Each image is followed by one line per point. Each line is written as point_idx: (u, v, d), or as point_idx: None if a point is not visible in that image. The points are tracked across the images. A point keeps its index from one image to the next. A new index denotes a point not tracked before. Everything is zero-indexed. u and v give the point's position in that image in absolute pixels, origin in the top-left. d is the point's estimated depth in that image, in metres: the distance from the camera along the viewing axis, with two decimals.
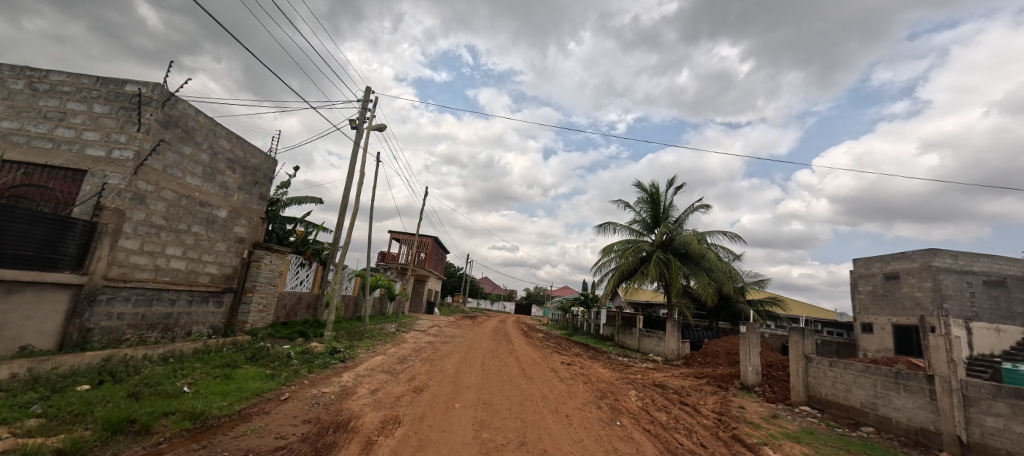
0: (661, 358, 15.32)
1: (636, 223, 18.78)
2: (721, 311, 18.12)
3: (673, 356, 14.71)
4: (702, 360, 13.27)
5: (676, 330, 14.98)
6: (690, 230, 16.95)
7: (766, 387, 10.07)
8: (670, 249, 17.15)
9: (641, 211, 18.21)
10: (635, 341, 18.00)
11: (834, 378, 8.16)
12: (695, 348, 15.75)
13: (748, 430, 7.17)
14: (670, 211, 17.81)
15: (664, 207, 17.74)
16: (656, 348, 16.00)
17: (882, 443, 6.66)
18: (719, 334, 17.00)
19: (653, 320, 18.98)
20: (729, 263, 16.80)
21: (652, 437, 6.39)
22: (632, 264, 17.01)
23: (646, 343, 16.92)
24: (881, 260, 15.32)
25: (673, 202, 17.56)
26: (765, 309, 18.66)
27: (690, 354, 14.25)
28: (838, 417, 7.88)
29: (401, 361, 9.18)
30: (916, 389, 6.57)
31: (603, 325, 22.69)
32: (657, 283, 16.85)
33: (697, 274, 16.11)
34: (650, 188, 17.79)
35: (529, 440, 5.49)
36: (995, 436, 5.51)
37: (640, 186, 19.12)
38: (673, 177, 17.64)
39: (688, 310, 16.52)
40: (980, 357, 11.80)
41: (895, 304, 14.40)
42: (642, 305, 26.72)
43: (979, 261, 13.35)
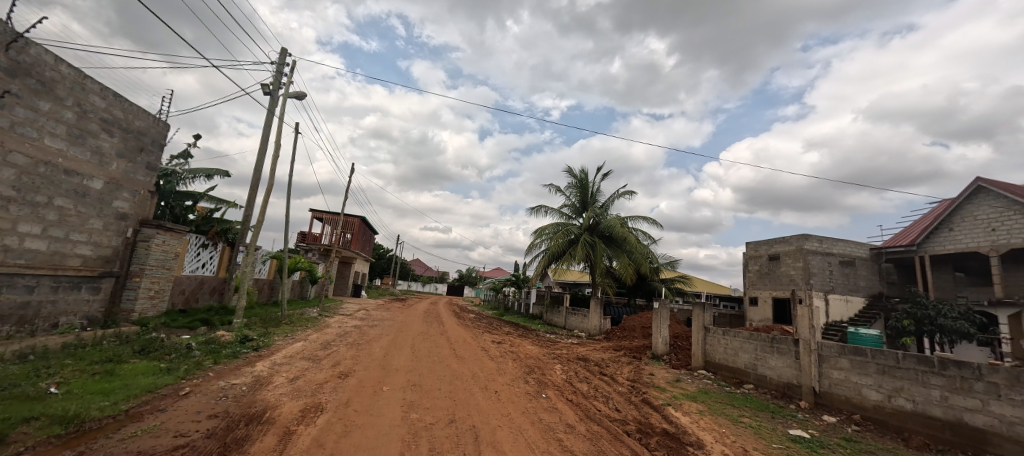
0: (585, 333, 16.48)
1: (565, 207, 19.61)
2: (639, 289, 19.77)
3: (595, 331, 15.88)
4: (621, 334, 14.54)
5: (599, 307, 16.13)
6: (614, 215, 18.12)
7: (672, 355, 11.32)
8: (596, 231, 18.23)
9: (571, 196, 19.03)
10: (562, 318, 19.09)
11: (726, 344, 9.42)
12: (615, 323, 17.10)
13: (656, 393, 8.05)
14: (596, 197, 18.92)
15: (592, 192, 18.71)
16: (580, 325, 17.15)
17: (758, 397, 7.94)
18: (636, 309, 18.62)
19: (578, 298, 20.24)
20: (647, 246, 18.29)
21: (574, 406, 6.90)
22: (561, 246, 17.91)
23: (572, 320, 18.06)
24: (767, 243, 17.71)
25: (600, 187, 18.58)
26: (675, 285, 20.69)
27: (610, 329, 15.53)
28: (728, 378, 9.18)
29: (324, 347, 8.70)
30: (786, 350, 7.85)
31: (533, 304, 23.65)
32: (584, 264, 17.93)
33: (619, 255, 17.34)
34: (580, 174, 18.62)
35: (459, 417, 5.60)
36: (838, 385, 6.84)
37: (570, 171, 19.93)
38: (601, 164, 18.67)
39: (610, 288, 17.80)
40: (831, 324, 14.41)
41: (775, 280, 16.89)
42: (569, 284, 28.24)
43: (837, 245, 15.97)
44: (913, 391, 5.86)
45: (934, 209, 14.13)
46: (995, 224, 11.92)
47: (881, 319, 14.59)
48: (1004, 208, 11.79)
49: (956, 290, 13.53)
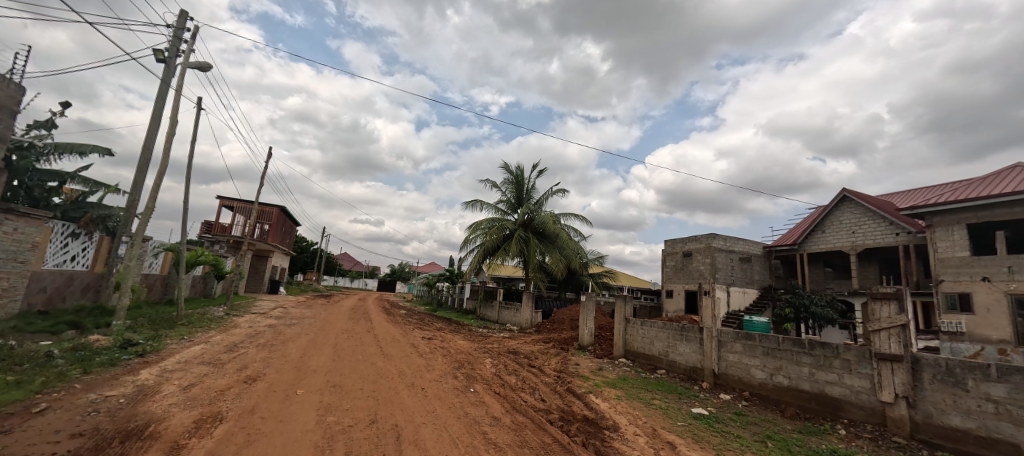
0: (516, 326, 16.84)
1: (501, 202, 19.83)
2: (569, 283, 20.65)
3: (526, 324, 16.33)
4: (551, 327, 15.13)
5: (531, 301, 16.56)
6: (547, 212, 18.71)
7: (596, 345, 12.01)
8: (530, 227, 18.70)
9: (506, 192, 19.29)
10: (495, 313, 19.34)
11: (643, 334, 10.21)
12: (546, 316, 17.69)
13: (579, 382, 8.49)
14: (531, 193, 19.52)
15: (526, 188, 19.14)
16: (512, 319, 17.52)
17: (669, 380, 8.74)
18: (566, 303, 19.46)
19: (512, 293, 20.63)
20: (577, 242, 19.12)
21: (501, 398, 7.01)
22: (496, 241, 18.11)
23: (504, 314, 18.40)
24: (682, 241, 19.47)
25: (534, 185, 19.06)
26: (602, 280, 21.90)
27: (540, 322, 16.10)
28: (644, 364, 9.98)
29: (230, 349, 7.85)
30: (692, 337, 8.72)
31: (466, 299, 23.59)
32: (518, 259, 18.28)
33: (550, 250, 17.93)
34: (515, 171, 18.94)
35: (380, 417, 5.40)
36: (733, 366, 7.77)
37: (506, 167, 20.20)
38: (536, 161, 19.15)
39: (542, 283, 18.35)
40: (731, 313, 16.34)
41: (688, 275, 18.66)
42: (503, 279, 28.56)
43: (738, 243, 18.04)
44: (789, 369, 6.83)
45: (812, 214, 16.57)
46: (855, 227, 14.30)
47: (770, 308, 16.85)
48: (861, 214, 14.18)
49: (825, 282, 16.05)
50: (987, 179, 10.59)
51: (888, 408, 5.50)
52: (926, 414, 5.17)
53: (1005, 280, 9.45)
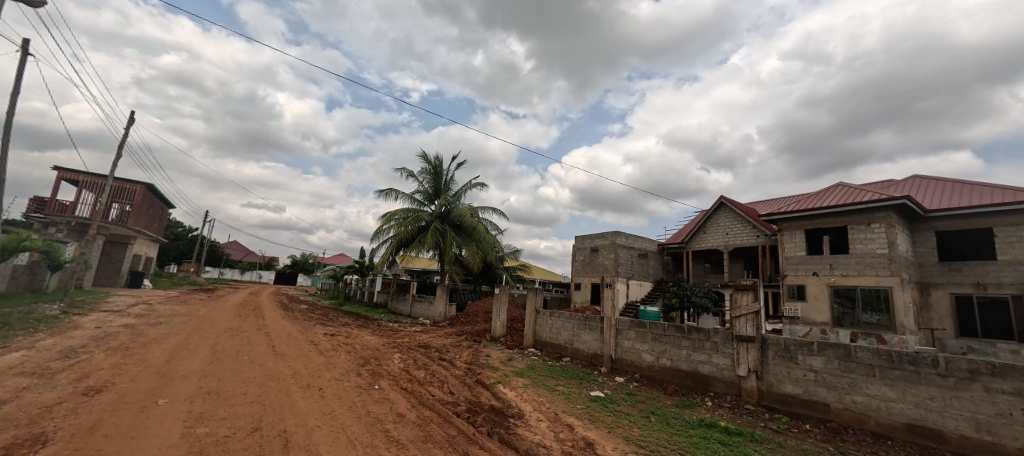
0: (430, 320, 16.94)
1: (417, 193, 19.54)
2: (484, 276, 20.93)
3: (440, 317, 16.62)
4: (464, 319, 15.41)
5: (444, 294, 16.86)
6: (465, 205, 18.79)
7: (507, 336, 12.41)
8: (447, 219, 18.66)
9: (423, 182, 19.06)
10: (407, 306, 19.05)
11: (551, 324, 10.80)
12: (461, 309, 17.89)
13: (489, 373, 8.69)
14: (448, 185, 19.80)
15: (444, 180, 19.11)
16: (425, 312, 17.55)
17: (572, 367, 9.39)
18: (480, 295, 19.85)
19: (426, 286, 20.30)
20: (494, 236, 19.46)
21: (407, 394, 6.84)
22: (410, 233, 17.70)
23: (417, 307, 18.33)
24: (590, 237, 20.98)
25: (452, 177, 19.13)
26: (516, 273, 22.53)
27: (454, 315, 16.56)
28: (551, 353, 10.58)
29: (65, 356, 6.41)
30: (594, 326, 9.47)
31: (377, 292, 22.63)
32: (433, 251, 18.17)
33: (467, 244, 18.01)
34: (433, 161, 18.85)
35: (266, 423, 4.89)
36: (626, 351, 8.64)
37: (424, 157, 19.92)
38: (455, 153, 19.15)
39: (458, 276, 18.37)
40: (629, 304, 18.15)
41: (594, 269, 20.19)
42: (418, 271, 27.81)
43: (637, 240, 19.97)
44: (671, 352, 7.79)
45: (697, 217, 19.05)
46: (728, 229, 16.80)
47: (660, 298, 19.04)
48: (733, 219, 16.70)
49: (704, 276, 18.62)
50: (819, 194, 13.24)
51: (743, 381, 6.60)
52: (769, 384, 6.32)
53: (827, 274, 11.90)
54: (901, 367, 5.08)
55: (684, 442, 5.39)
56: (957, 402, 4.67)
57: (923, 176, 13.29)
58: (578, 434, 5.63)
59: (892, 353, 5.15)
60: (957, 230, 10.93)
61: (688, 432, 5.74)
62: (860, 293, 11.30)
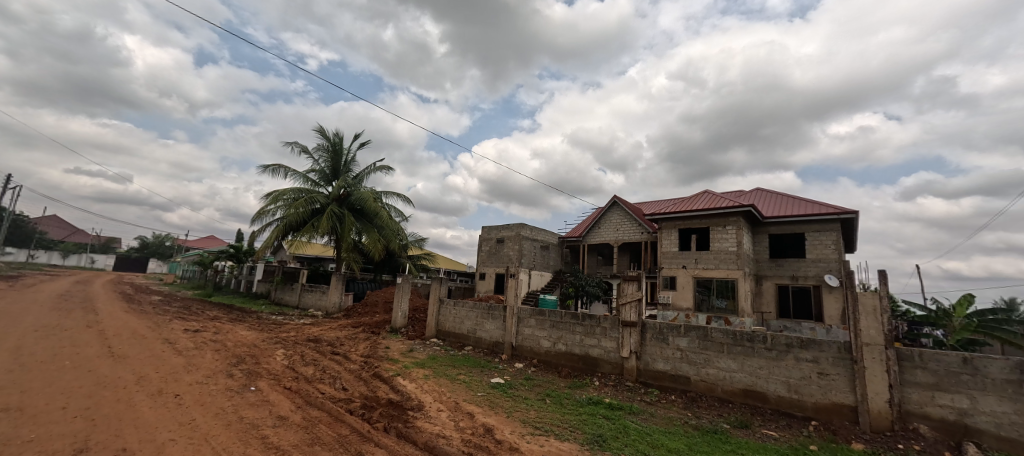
0: (322, 311, 16.07)
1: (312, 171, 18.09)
2: (386, 265, 19.96)
3: (334, 308, 15.82)
4: (361, 310, 15.12)
5: (340, 284, 16.09)
6: (367, 188, 17.77)
7: (409, 327, 12.14)
8: (345, 203, 17.48)
9: (320, 160, 17.77)
10: (295, 296, 17.52)
11: (455, 314, 10.83)
12: (357, 299, 17.23)
13: (387, 366, 8.40)
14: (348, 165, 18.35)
15: (344, 160, 18.07)
16: (317, 303, 16.49)
17: (474, 355, 9.57)
18: (380, 284, 19.10)
19: (320, 274, 18.62)
20: (398, 223, 18.64)
21: (291, 394, 6.20)
22: (301, 216, 16.21)
23: (307, 297, 17.02)
24: (496, 228, 21.46)
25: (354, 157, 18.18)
26: (421, 263, 21.83)
27: (350, 305, 15.99)
28: (453, 343, 10.62)
29: None
30: (497, 315, 9.75)
31: (258, 281, 20.10)
32: (328, 237, 16.78)
33: (368, 230, 16.96)
34: (333, 138, 17.69)
35: (95, 443, 3.95)
36: (526, 338, 9.10)
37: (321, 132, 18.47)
38: (358, 132, 18.01)
39: (356, 264, 17.26)
40: (530, 293, 19.16)
41: (499, 259, 20.76)
42: (310, 259, 25.24)
43: (540, 233, 21.03)
44: (566, 338, 8.43)
45: (594, 213, 20.83)
46: (618, 226, 18.72)
47: (557, 288, 20.47)
48: (623, 216, 18.67)
49: (597, 268, 20.52)
50: (691, 199, 15.56)
51: (626, 361, 7.47)
52: (646, 362, 7.28)
53: (692, 266, 14.10)
54: (743, 344, 6.27)
55: (573, 420, 5.92)
56: (777, 370, 5.94)
57: (763, 189, 16.53)
58: (477, 422, 5.76)
59: (738, 333, 6.31)
60: (783, 233, 13.89)
61: (577, 410, 6.32)
62: (715, 283, 13.59)
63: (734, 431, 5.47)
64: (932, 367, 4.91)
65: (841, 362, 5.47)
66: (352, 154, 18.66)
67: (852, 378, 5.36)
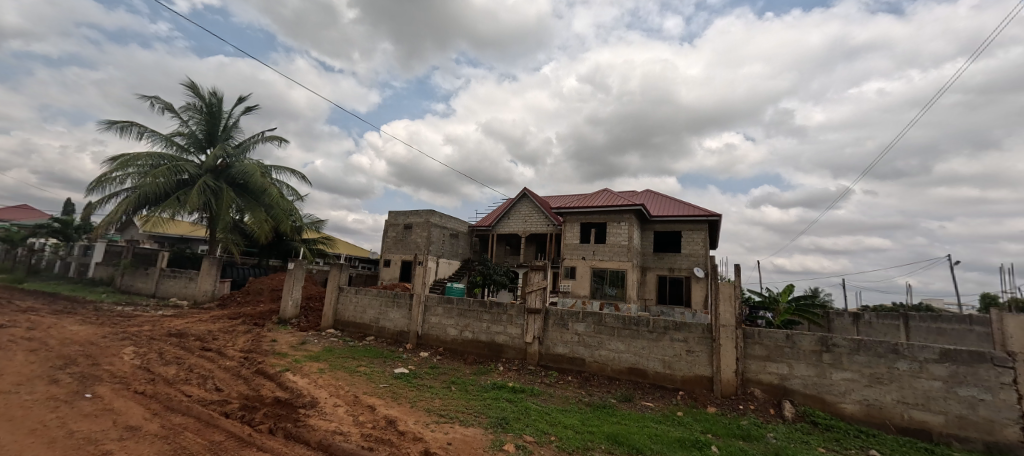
0: (188, 301, 13.85)
1: (178, 134, 15.30)
2: (273, 249, 17.64)
3: (204, 298, 13.73)
4: (241, 299, 13.49)
5: (213, 269, 13.94)
6: (252, 161, 15.54)
7: (300, 317, 11.05)
8: (224, 176, 15.11)
9: (190, 122, 15.15)
10: (151, 284, 14.71)
11: (355, 302, 10.17)
12: (236, 287, 15.33)
13: (274, 361, 7.59)
14: (229, 131, 15.79)
15: (223, 125, 15.74)
16: (181, 291, 14.11)
17: (376, 346, 9.13)
18: (266, 271, 17.04)
19: (186, 257, 15.78)
20: (291, 202, 16.65)
21: (146, 399, 5.19)
22: (161, 187, 13.52)
23: (167, 285, 14.43)
24: (404, 213, 20.62)
25: (236, 123, 15.94)
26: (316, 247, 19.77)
27: (228, 294, 14.10)
28: (353, 333, 9.99)
29: None
30: (403, 304, 9.42)
31: (95, 265, 16.25)
32: (198, 214, 14.30)
33: (252, 209, 14.83)
34: (209, 98, 15.21)
35: None
36: (432, 327, 9.00)
37: (193, 89, 15.69)
38: (242, 95, 15.78)
39: (235, 247, 15.05)
40: (437, 281, 18.93)
41: (406, 245, 20.03)
42: (173, 239, 21.15)
43: (450, 221, 20.79)
44: (473, 325, 8.54)
45: (504, 203, 21.32)
46: (526, 217, 19.49)
47: (465, 276, 20.58)
48: (531, 208, 19.48)
49: (504, 257, 21.13)
50: (592, 196, 16.90)
51: (529, 347, 7.88)
52: (547, 347, 7.77)
53: (590, 257, 15.40)
54: (630, 328, 7.09)
55: (479, 405, 6.07)
56: (656, 349, 6.87)
57: (651, 190, 18.71)
58: (379, 414, 5.54)
59: (627, 318, 7.12)
60: (664, 230, 15.97)
61: (482, 395, 6.49)
62: (608, 273, 15.05)
63: (619, 404, 6.20)
64: (765, 342, 6.18)
65: (703, 341, 6.56)
66: (234, 118, 16.07)
67: (710, 353, 6.46)
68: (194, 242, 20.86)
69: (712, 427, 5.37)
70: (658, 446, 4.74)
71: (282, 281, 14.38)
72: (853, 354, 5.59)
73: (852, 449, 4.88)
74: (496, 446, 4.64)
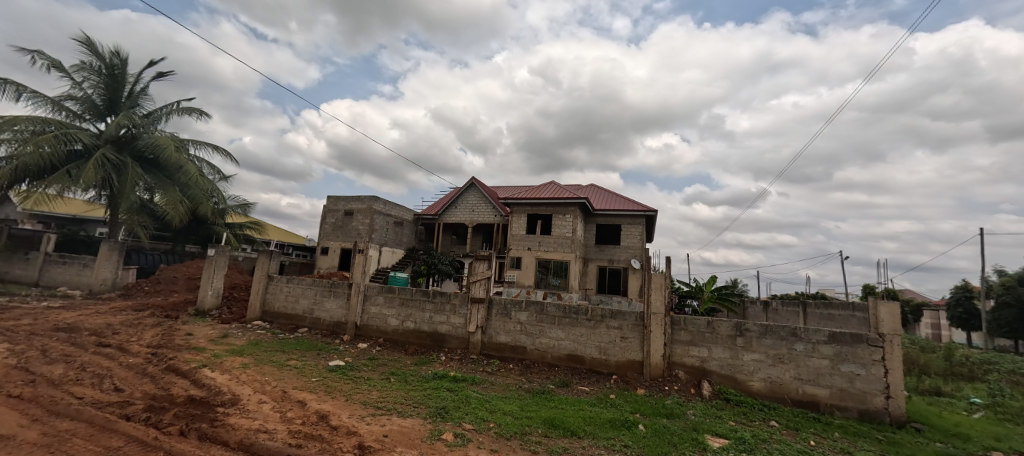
0: (81, 291, 12.08)
1: (70, 97, 13.15)
2: (190, 233, 15.89)
3: (102, 287, 12.06)
4: (150, 289, 12.04)
5: (114, 255, 12.26)
6: (165, 133, 13.76)
7: (222, 309, 10.10)
8: (129, 149, 13.26)
9: (85, 85, 13.07)
10: (31, 271, 12.60)
11: (287, 292, 9.49)
12: (144, 275, 13.71)
13: (189, 357, 6.87)
14: (136, 99, 13.85)
15: (129, 92, 13.78)
16: (73, 279, 12.26)
17: (309, 338, 8.62)
18: (181, 258, 15.31)
19: (80, 241, 13.70)
20: (212, 182, 15.02)
21: (20, 405, 4.44)
22: (47, 158, 11.54)
23: (54, 272, 12.45)
24: (344, 199, 19.52)
25: (145, 90, 14.03)
26: (243, 233, 18.05)
27: (133, 283, 12.54)
28: (283, 325, 9.35)
29: None
30: (340, 293, 8.96)
31: None
32: (95, 192, 12.42)
33: (164, 188, 13.17)
34: (110, 59, 13.22)
35: None
36: (371, 317, 8.67)
37: (89, 46, 13.52)
38: (154, 59, 13.92)
39: (143, 230, 13.32)
40: (379, 270, 18.23)
41: (346, 233, 19.01)
42: (61, 220, 18.20)
43: (395, 208, 20.03)
44: (415, 315, 8.36)
45: (452, 192, 20.99)
46: (474, 207, 19.35)
47: (410, 265, 20.05)
48: (479, 198, 19.37)
49: (451, 246, 20.86)
50: (539, 188, 17.19)
51: (472, 336, 7.89)
52: (490, 336, 7.84)
53: (536, 248, 15.71)
54: (570, 316, 7.36)
55: (418, 395, 5.97)
56: (594, 336, 7.21)
57: (596, 185, 19.41)
58: (310, 409, 5.25)
59: (567, 307, 7.37)
60: (606, 224, 16.70)
61: (422, 385, 6.40)
62: (553, 264, 15.45)
63: (557, 389, 6.44)
64: (689, 328, 6.73)
65: (636, 328, 6.99)
66: (144, 84, 14.10)
67: (642, 339, 6.91)
68: (90, 223, 18.11)
69: (640, 407, 5.76)
70: (591, 427, 4.99)
71: (201, 270, 13.15)
72: (761, 338, 6.27)
73: (756, 421, 5.51)
74: (435, 436, 4.60)
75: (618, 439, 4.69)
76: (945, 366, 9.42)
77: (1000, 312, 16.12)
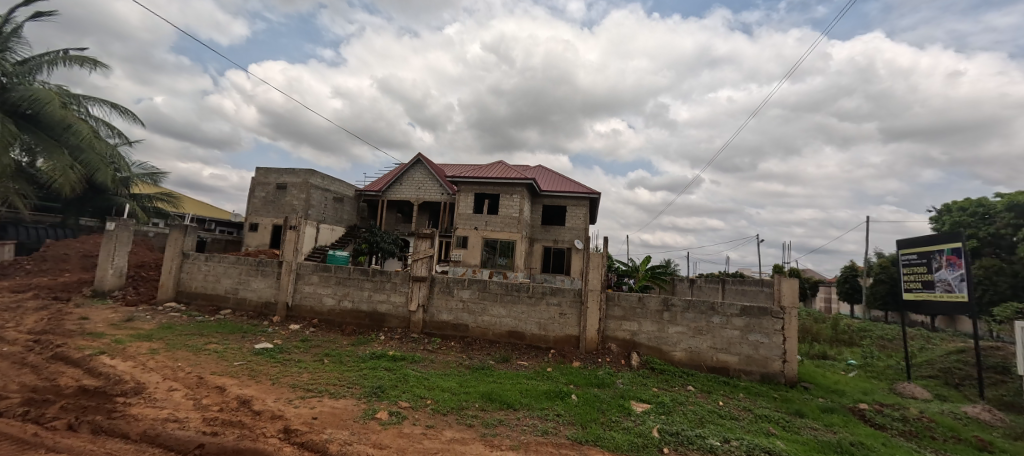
0: None
1: None
2: (85, 204, 13.85)
3: None
4: (32, 268, 10.37)
5: None
6: (46, 86, 11.63)
7: (127, 290, 8.99)
8: None
9: None
10: None
11: (206, 271, 8.66)
12: (24, 252, 11.80)
13: (82, 344, 6.05)
14: (5, 41, 11.48)
15: None
16: None
17: (232, 320, 7.98)
18: (74, 232, 13.36)
19: None
20: (112, 146, 13.08)
21: None
22: None
23: None
24: (276, 172, 17.99)
25: (17, 31, 11.65)
26: (153, 205, 16.04)
27: (10, 261, 10.75)
28: (202, 306, 8.56)
29: None
30: (269, 272, 8.33)
31: None
32: None
33: (48, 150, 11.22)
34: None
35: None
36: (305, 297, 8.20)
37: None
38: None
39: (21, 199, 11.33)
40: (316, 248, 17.20)
41: (278, 208, 17.62)
42: None
43: (335, 183, 18.82)
44: (353, 294, 8.03)
45: (397, 168, 20.12)
46: (420, 185, 18.76)
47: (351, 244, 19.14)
48: (426, 176, 18.79)
49: (395, 225, 20.15)
50: (487, 168, 17.03)
51: (412, 315, 7.76)
52: (431, 315, 7.77)
53: (482, 228, 15.67)
54: (512, 293, 7.48)
55: (354, 376, 5.79)
56: (534, 312, 7.41)
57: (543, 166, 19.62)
58: (230, 395, 4.89)
59: (509, 284, 7.47)
60: (552, 205, 17.05)
61: (357, 366, 6.20)
62: (499, 243, 15.56)
63: (496, 365, 6.57)
64: (622, 303, 7.15)
65: (574, 304, 7.28)
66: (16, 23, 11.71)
67: (579, 315, 7.22)
68: None
69: (575, 378, 6.09)
70: (527, 399, 5.17)
71: (98, 247, 11.68)
72: (685, 312, 6.83)
73: (676, 386, 6.05)
74: (368, 415, 4.50)
75: (552, 410, 4.90)
76: (832, 334, 10.96)
77: (875, 288, 19.06)
